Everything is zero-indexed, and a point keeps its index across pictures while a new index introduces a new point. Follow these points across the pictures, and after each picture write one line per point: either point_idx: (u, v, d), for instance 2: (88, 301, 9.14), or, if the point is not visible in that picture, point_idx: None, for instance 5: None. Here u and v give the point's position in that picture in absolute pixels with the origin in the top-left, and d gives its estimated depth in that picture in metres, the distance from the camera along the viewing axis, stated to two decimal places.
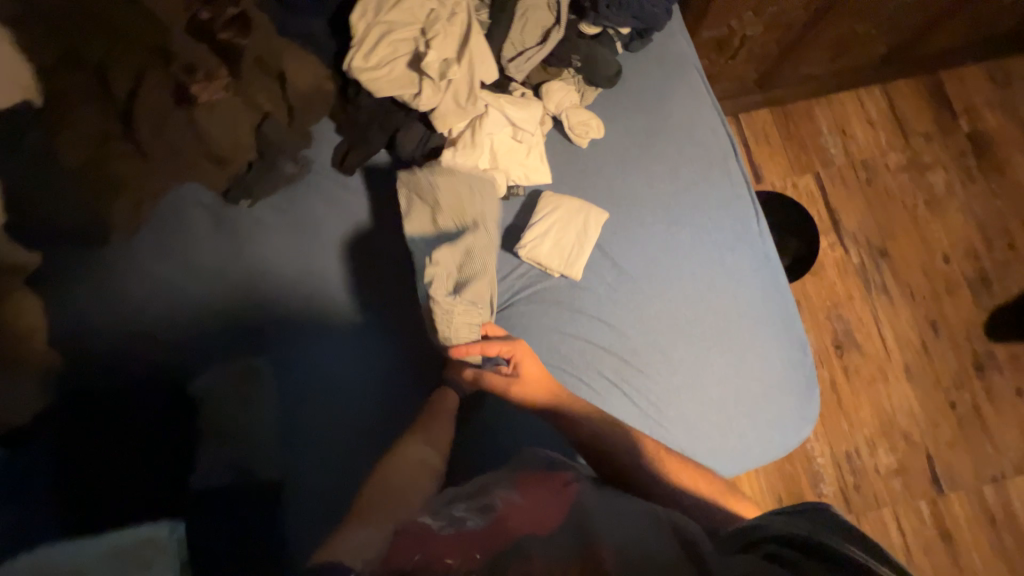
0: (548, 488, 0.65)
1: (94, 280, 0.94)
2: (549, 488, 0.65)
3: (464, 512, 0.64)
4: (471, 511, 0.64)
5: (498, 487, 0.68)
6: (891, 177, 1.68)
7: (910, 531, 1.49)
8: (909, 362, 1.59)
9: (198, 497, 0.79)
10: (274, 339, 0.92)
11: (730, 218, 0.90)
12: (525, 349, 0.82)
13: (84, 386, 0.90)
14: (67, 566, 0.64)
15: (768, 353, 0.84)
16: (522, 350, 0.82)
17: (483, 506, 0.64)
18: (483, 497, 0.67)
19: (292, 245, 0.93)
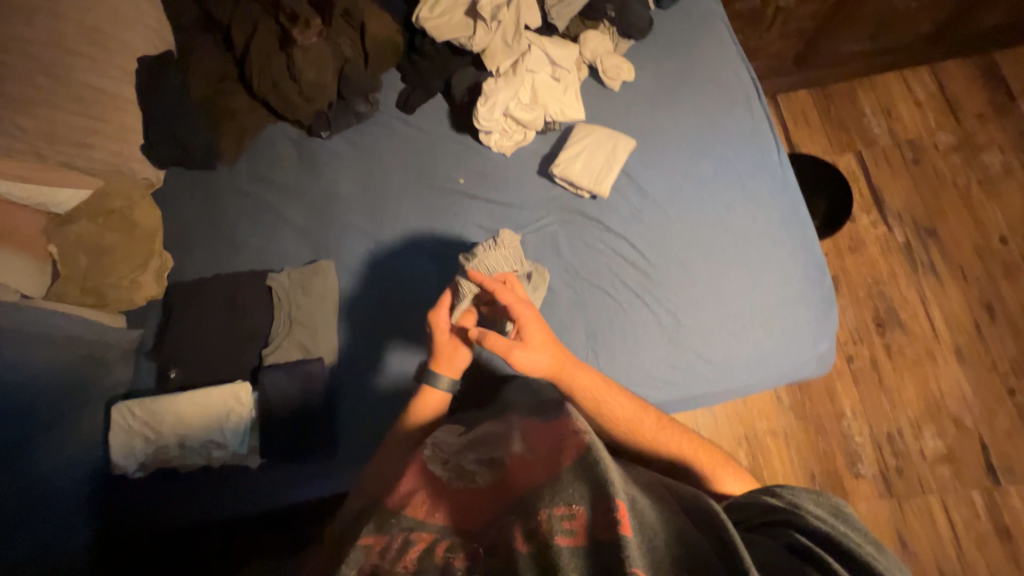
0: (555, 431, 0.56)
1: (198, 194, 1.15)
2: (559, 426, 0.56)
3: (476, 460, 0.63)
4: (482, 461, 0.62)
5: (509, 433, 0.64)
6: (940, 158, 1.64)
7: (961, 525, 1.33)
8: (961, 343, 1.48)
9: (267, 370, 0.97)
10: (337, 246, 1.07)
11: (752, 150, 0.98)
12: (529, 317, 0.78)
13: (188, 276, 1.10)
14: (179, 399, 0.93)
15: (784, 269, 0.91)
16: (526, 317, 0.78)
17: (493, 456, 0.61)
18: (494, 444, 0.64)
19: (361, 170, 1.10)
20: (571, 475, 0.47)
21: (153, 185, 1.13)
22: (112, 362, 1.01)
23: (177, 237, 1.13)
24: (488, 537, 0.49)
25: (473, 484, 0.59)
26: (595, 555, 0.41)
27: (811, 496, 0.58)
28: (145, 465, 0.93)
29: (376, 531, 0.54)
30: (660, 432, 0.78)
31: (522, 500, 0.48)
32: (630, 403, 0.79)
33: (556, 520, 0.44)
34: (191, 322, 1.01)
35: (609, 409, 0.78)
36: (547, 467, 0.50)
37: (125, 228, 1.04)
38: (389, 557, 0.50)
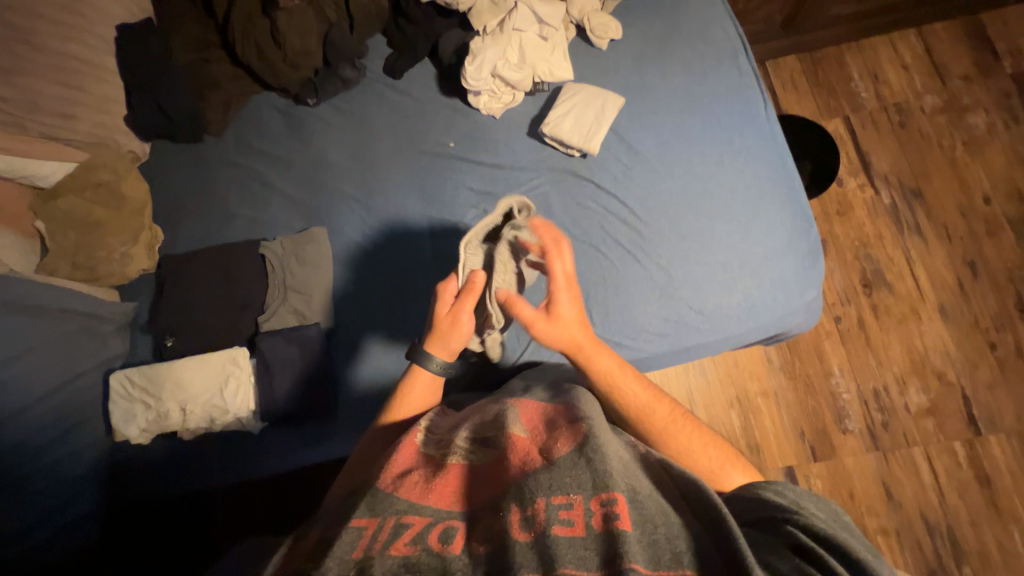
0: (558, 426, 0.62)
1: (184, 167, 1.13)
2: (558, 419, 0.63)
3: (469, 440, 0.64)
4: (477, 443, 0.63)
5: (502, 414, 0.66)
6: (926, 120, 1.66)
7: (943, 473, 1.39)
8: (945, 301, 1.52)
9: (262, 341, 0.97)
10: (329, 215, 1.07)
11: (740, 105, 0.99)
12: (567, 291, 0.74)
13: (179, 249, 1.09)
14: (177, 366, 0.94)
15: (772, 221, 0.93)
16: (560, 290, 0.74)
17: (489, 437, 0.63)
18: (488, 424, 0.66)
19: (351, 137, 1.10)
20: (570, 468, 0.51)
21: (139, 159, 1.13)
22: (107, 335, 1.00)
23: (167, 210, 1.12)
24: (486, 521, 0.51)
25: (468, 463, 0.60)
26: (596, 544, 0.45)
27: (808, 491, 0.57)
28: (146, 431, 0.94)
29: (368, 513, 0.52)
30: (672, 423, 0.69)
31: (520, 486, 0.52)
32: (645, 392, 0.71)
33: (558, 511, 0.48)
34: (183, 292, 1.00)
35: (621, 396, 0.71)
36: (548, 458, 0.55)
37: (114, 202, 1.03)
38: (383, 541, 0.49)
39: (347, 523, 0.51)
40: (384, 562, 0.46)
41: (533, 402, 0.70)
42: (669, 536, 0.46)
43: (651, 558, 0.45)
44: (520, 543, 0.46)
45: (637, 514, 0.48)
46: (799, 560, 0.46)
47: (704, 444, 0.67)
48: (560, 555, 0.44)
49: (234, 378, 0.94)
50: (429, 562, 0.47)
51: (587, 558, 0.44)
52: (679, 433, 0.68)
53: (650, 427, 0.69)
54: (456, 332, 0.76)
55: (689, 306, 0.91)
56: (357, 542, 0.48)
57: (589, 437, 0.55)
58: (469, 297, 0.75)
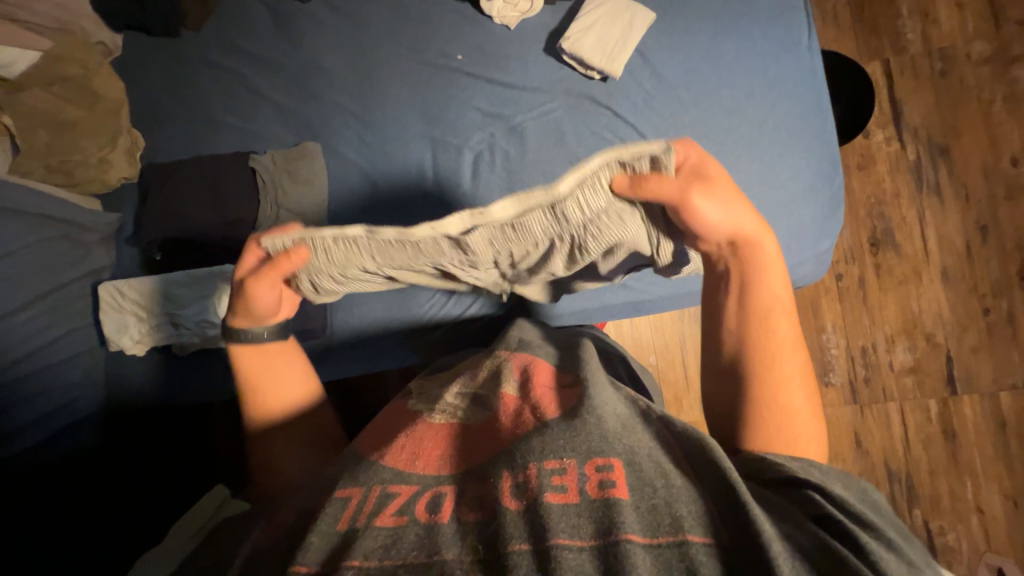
0: (547, 384, 0.63)
1: (161, 65, 1.03)
2: (547, 383, 0.63)
3: (459, 398, 0.64)
4: (467, 400, 0.64)
5: (491, 372, 0.66)
6: (969, 69, 1.54)
7: (912, 427, 1.45)
8: (948, 265, 1.50)
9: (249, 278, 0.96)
10: (322, 130, 0.99)
11: (779, 30, 0.90)
12: (714, 165, 0.59)
13: (161, 158, 1.02)
14: (168, 281, 0.92)
15: (796, 163, 0.87)
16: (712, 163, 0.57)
17: (478, 395, 0.64)
18: (478, 380, 0.67)
19: (347, 41, 0.99)
20: (563, 432, 0.52)
21: (111, 53, 1.03)
22: (92, 246, 0.98)
23: (146, 114, 1.03)
24: (476, 487, 0.50)
25: (457, 423, 0.60)
26: (591, 511, 0.45)
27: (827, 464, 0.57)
28: (140, 343, 0.94)
29: (352, 483, 0.52)
30: (803, 375, 0.60)
31: (511, 451, 0.52)
32: (793, 326, 0.61)
33: (551, 477, 0.48)
34: (166, 204, 0.94)
35: (765, 322, 0.60)
36: (539, 419, 0.55)
37: (86, 99, 0.94)
38: (369, 512, 0.49)
39: (331, 495, 0.51)
40: (370, 534, 0.46)
41: (525, 354, 0.70)
42: (668, 499, 0.46)
43: (648, 525, 0.45)
44: (511, 511, 0.46)
45: (635, 479, 0.48)
46: (825, 532, 0.45)
47: (811, 414, 0.58)
48: (554, 524, 0.44)
49: (223, 297, 0.91)
50: (417, 533, 0.47)
51: (580, 526, 0.44)
52: (794, 389, 0.59)
53: (770, 369, 0.59)
54: (250, 304, 0.66)
55: None
56: (343, 513, 0.49)
57: (581, 402, 0.56)
58: (268, 271, 0.63)
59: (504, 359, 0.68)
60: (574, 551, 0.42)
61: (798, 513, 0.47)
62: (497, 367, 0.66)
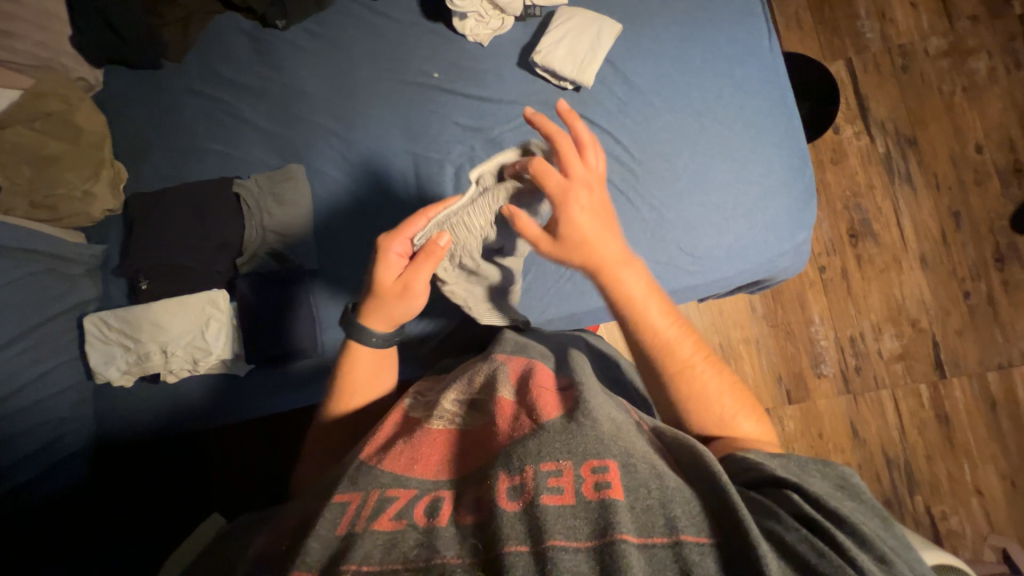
0: (545, 388, 0.63)
1: (143, 98, 1.04)
2: (544, 387, 0.63)
3: (457, 404, 0.65)
4: (464, 407, 0.64)
5: (487, 379, 0.67)
6: (928, 63, 1.60)
7: (906, 413, 1.47)
8: (926, 251, 1.54)
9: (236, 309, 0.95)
10: (305, 152, 1.00)
11: (743, 34, 0.94)
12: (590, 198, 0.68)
13: (145, 188, 1.03)
14: (154, 309, 0.91)
15: (768, 160, 0.90)
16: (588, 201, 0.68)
17: (476, 401, 0.65)
18: (476, 387, 0.67)
19: (326, 65, 1.02)
20: (560, 434, 0.52)
21: (92, 88, 1.04)
22: (77, 278, 0.97)
23: (131, 145, 1.04)
24: (474, 491, 0.51)
25: (455, 429, 0.61)
26: (587, 512, 0.46)
27: (812, 460, 0.59)
28: (128, 373, 0.93)
29: (351, 488, 0.52)
30: (691, 367, 0.66)
31: (508, 455, 0.52)
32: (676, 325, 0.68)
33: (548, 479, 0.48)
34: (152, 233, 0.95)
35: (646, 325, 0.67)
36: (535, 422, 0.55)
37: (68, 134, 0.95)
38: (367, 516, 0.48)
39: (330, 499, 0.50)
40: (368, 538, 0.46)
41: (519, 359, 0.72)
42: (662, 500, 0.47)
43: (643, 525, 0.46)
44: (508, 513, 0.46)
45: (630, 479, 0.49)
46: (804, 529, 0.47)
47: (722, 392, 0.66)
48: (550, 525, 0.44)
49: (214, 322, 0.91)
50: (416, 537, 0.47)
51: (576, 526, 0.45)
52: (701, 374, 0.66)
53: (668, 365, 0.66)
54: (408, 306, 0.74)
55: (680, 248, 0.90)
56: (342, 518, 0.48)
57: (578, 406, 0.57)
58: (425, 264, 0.71)
59: (500, 366, 0.69)
60: (570, 551, 0.43)
61: (781, 511, 0.48)
62: (493, 372, 0.68)
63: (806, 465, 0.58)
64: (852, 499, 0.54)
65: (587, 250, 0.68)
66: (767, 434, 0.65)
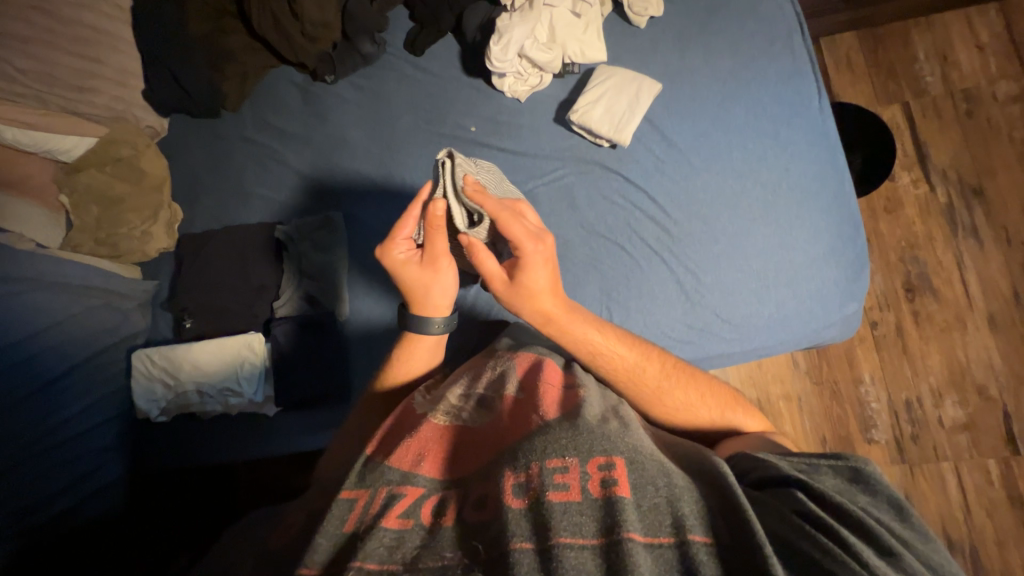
0: (551, 383, 0.60)
1: (201, 144, 1.12)
2: (552, 382, 0.60)
3: (463, 397, 0.63)
4: (471, 401, 0.62)
5: (493, 375, 0.65)
6: (997, 109, 1.50)
7: (972, 490, 1.32)
8: (995, 311, 1.41)
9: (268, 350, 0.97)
10: (345, 197, 1.04)
11: (790, 92, 0.91)
12: (534, 254, 0.66)
13: (195, 227, 1.09)
14: (193, 349, 0.96)
15: (815, 223, 0.86)
16: (534, 255, 0.66)
17: (483, 396, 0.62)
18: (484, 381, 0.65)
19: (368, 117, 1.06)
20: (565, 431, 0.50)
21: (158, 134, 1.12)
22: (130, 311, 1.02)
23: (187, 186, 1.11)
24: (477, 487, 0.49)
25: (459, 423, 0.59)
26: (593, 510, 0.44)
27: (822, 454, 0.56)
28: (166, 411, 0.97)
29: (358, 485, 0.51)
30: (664, 380, 0.68)
31: (514, 451, 0.50)
32: (631, 353, 0.69)
33: (553, 475, 0.46)
34: (199, 274, 1.00)
35: (603, 361, 0.68)
36: (541, 419, 0.53)
37: (133, 177, 1.02)
38: (374, 514, 0.47)
39: (337, 496, 0.50)
40: (375, 536, 0.45)
41: (528, 353, 0.68)
42: (670, 497, 0.45)
43: (650, 524, 0.43)
44: (514, 510, 0.45)
45: (637, 476, 0.46)
46: (813, 530, 0.44)
47: (700, 397, 0.68)
48: (555, 523, 0.42)
49: (249, 365, 0.95)
50: (421, 537, 0.46)
51: (582, 524, 0.43)
52: (671, 392, 0.67)
53: (641, 389, 0.67)
54: (444, 281, 0.73)
55: (718, 313, 0.86)
56: (349, 515, 0.48)
57: (583, 404, 0.55)
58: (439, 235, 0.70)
59: (509, 360, 0.66)
60: (575, 549, 0.41)
61: (789, 513, 0.46)
62: (499, 370, 0.65)
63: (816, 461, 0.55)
64: (866, 493, 0.51)
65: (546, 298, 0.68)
66: (759, 423, 0.68)
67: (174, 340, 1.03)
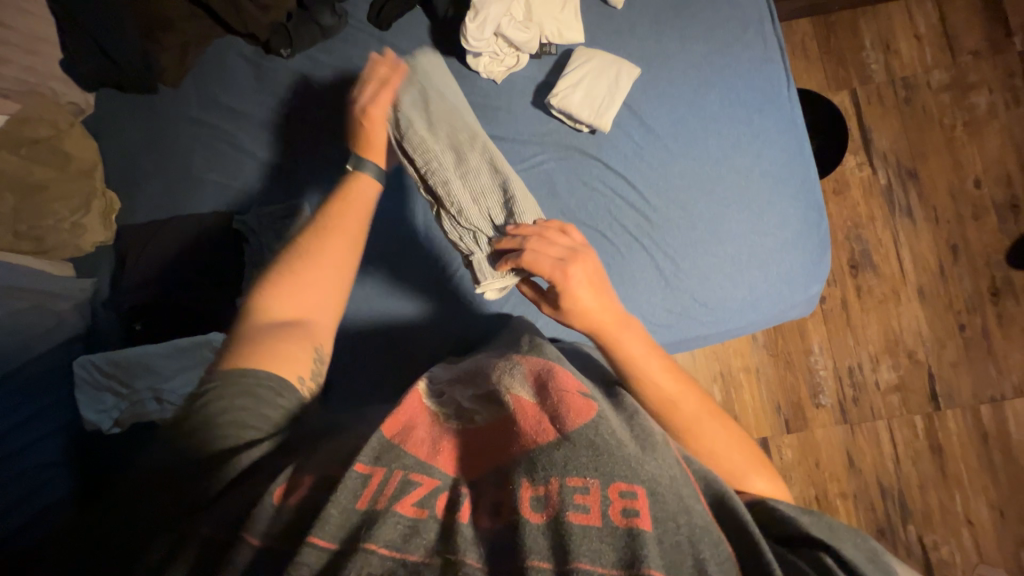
0: (566, 389, 0.56)
1: (137, 123, 1.00)
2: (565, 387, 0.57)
3: (474, 400, 0.61)
4: (481, 402, 0.60)
5: (507, 371, 0.61)
6: (931, 97, 1.62)
7: (902, 444, 1.48)
8: (924, 284, 1.55)
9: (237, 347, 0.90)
10: (307, 184, 0.97)
11: (761, 80, 0.94)
12: (576, 277, 0.65)
13: (136, 218, 0.98)
14: (148, 351, 0.87)
15: (784, 211, 0.90)
16: (574, 278, 0.65)
17: (493, 399, 0.59)
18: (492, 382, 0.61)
19: (330, 97, 0.98)
20: (587, 449, 0.48)
21: (83, 111, 0.99)
22: (65, 314, 0.91)
23: (125, 171, 0.99)
24: (493, 494, 0.48)
25: (470, 428, 0.57)
26: (613, 539, 0.43)
27: (845, 525, 0.56)
28: (121, 421, 0.87)
29: (376, 459, 0.49)
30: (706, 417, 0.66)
31: (532, 462, 0.48)
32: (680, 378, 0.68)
33: (573, 495, 0.45)
34: (148, 270, 0.91)
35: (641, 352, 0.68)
36: (559, 431, 0.51)
37: (56, 160, 0.89)
38: (390, 496, 0.47)
39: (352, 467, 0.48)
40: (389, 522, 0.45)
41: (538, 356, 0.64)
42: (692, 537, 0.44)
43: (669, 561, 0.43)
44: (533, 524, 0.44)
45: (659, 510, 0.45)
46: None
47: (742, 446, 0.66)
48: (575, 547, 0.42)
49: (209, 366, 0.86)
50: (435, 530, 0.46)
51: (601, 552, 0.43)
52: (716, 423, 0.66)
53: (678, 420, 0.66)
54: None
55: (695, 299, 0.89)
56: (362, 492, 0.47)
57: (605, 418, 0.52)
58: None
59: (517, 363, 0.63)
60: None
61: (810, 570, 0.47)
62: (512, 367, 0.62)
63: (839, 529, 0.55)
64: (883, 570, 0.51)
65: (589, 311, 0.66)
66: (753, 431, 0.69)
67: (124, 342, 0.94)
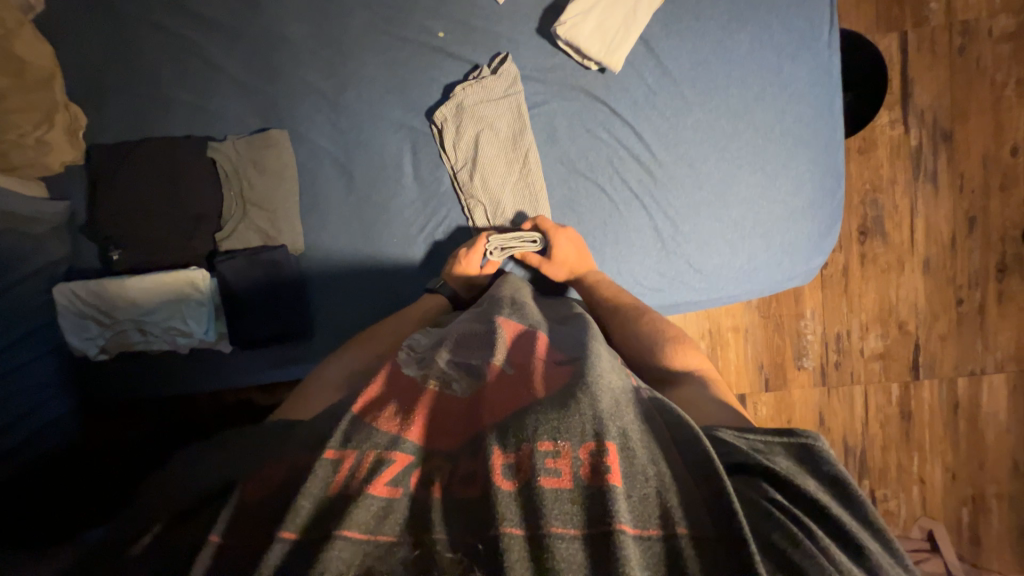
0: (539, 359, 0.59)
1: (95, 25, 0.89)
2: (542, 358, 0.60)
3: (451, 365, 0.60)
4: (458, 369, 0.59)
5: (484, 343, 0.63)
6: (988, 47, 1.45)
7: (873, 408, 1.54)
8: (932, 255, 1.51)
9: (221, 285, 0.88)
10: (286, 110, 0.89)
11: (799, 20, 0.83)
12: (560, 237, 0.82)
13: (102, 136, 0.90)
14: (127, 283, 0.86)
15: (800, 174, 0.84)
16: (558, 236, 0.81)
17: (471, 365, 0.59)
18: (470, 353, 0.62)
19: (310, 8, 0.87)
20: (555, 412, 0.49)
21: (33, 9, 0.87)
22: None
23: (86, 82, 0.90)
24: (467, 463, 0.48)
25: (447, 394, 0.55)
26: (584, 498, 0.44)
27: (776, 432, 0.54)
28: (107, 348, 0.89)
29: (344, 443, 0.47)
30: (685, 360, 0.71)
31: (505, 427, 0.48)
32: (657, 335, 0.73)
33: (545, 460, 0.45)
34: (120, 196, 0.86)
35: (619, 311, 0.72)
36: (534, 397, 0.52)
37: (8, 66, 0.79)
38: (362, 478, 0.45)
39: (320, 455, 0.46)
40: (363, 505, 0.43)
41: (516, 325, 0.67)
42: (659, 488, 0.45)
43: (639, 515, 0.44)
44: (505, 490, 0.44)
45: (627, 465, 0.46)
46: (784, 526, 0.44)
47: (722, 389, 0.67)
48: (548, 511, 0.43)
49: (192, 303, 0.87)
50: (409, 506, 0.45)
51: (573, 513, 0.43)
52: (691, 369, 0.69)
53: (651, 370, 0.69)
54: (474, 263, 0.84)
55: (692, 263, 0.86)
56: (334, 477, 0.45)
57: (576, 380, 0.53)
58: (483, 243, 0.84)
59: (496, 331, 0.64)
60: (566, 540, 0.42)
61: (760, 509, 0.45)
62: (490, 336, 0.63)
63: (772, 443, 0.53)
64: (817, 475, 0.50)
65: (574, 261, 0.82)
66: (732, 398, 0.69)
67: (102, 271, 0.91)
